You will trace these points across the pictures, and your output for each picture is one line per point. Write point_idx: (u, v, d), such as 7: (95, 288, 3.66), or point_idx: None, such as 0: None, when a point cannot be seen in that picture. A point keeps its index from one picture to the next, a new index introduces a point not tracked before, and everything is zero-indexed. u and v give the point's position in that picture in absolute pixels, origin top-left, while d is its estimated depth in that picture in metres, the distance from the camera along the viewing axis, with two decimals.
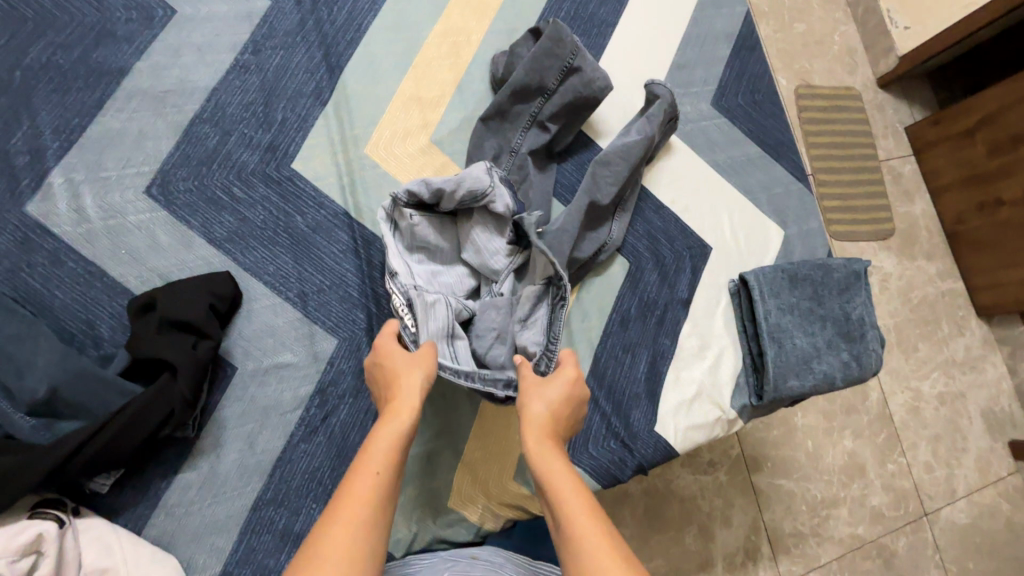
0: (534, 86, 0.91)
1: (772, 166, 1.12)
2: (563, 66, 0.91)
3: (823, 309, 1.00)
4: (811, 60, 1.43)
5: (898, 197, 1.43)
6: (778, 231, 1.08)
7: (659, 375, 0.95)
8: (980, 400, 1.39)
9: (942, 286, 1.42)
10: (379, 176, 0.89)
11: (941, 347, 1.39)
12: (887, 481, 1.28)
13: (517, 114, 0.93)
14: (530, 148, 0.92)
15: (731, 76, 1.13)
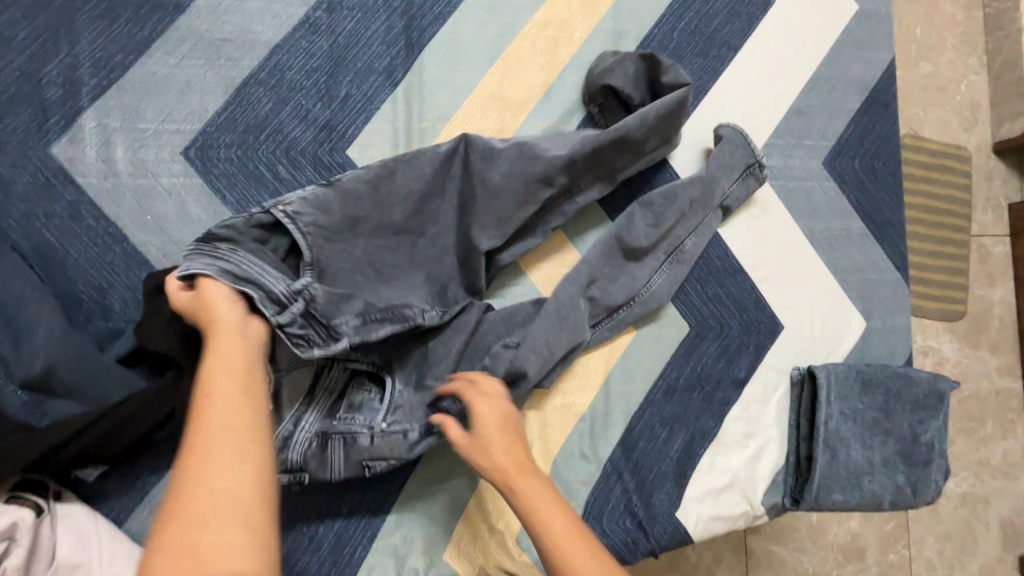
0: (635, 141, 0.80)
1: (872, 246, 0.98)
2: (668, 134, 0.83)
3: (890, 422, 0.89)
4: (928, 112, 1.25)
5: (980, 283, 1.28)
6: (859, 323, 0.96)
7: (694, 457, 0.87)
8: (1005, 508, 1.28)
9: (1002, 383, 1.29)
10: None
11: (980, 450, 1.28)
12: (884, 571, 1.21)
13: (599, 163, 0.80)
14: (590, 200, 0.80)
15: (853, 134, 0.98)
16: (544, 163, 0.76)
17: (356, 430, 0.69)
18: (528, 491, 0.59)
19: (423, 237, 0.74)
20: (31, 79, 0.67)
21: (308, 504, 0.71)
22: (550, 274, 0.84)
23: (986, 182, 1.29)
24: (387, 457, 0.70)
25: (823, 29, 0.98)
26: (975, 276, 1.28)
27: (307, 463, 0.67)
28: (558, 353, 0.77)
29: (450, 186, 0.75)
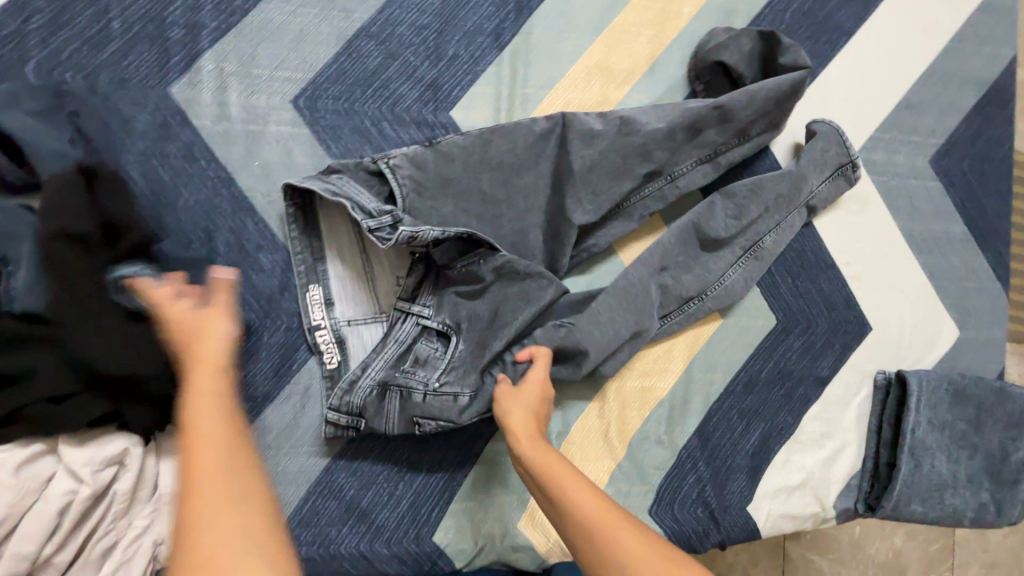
0: (740, 122, 0.77)
1: (974, 253, 0.93)
2: (777, 118, 0.79)
3: (978, 437, 0.86)
4: None
5: None
6: (952, 332, 0.92)
7: (768, 453, 0.85)
8: None
9: None
10: None
11: None
12: None
13: (701, 142, 0.76)
14: (694, 184, 0.78)
15: (965, 133, 0.93)
16: (650, 139, 0.74)
17: (412, 385, 0.68)
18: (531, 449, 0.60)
19: (522, 207, 0.73)
20: (157, 18, 0.68)
21: (392, 460, 0.72)
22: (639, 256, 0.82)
23: None
24: (437, 418, 0.67)
25: (943, 20, 0.93)
26: None
27: (362, 408, 0.67)
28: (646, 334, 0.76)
29: (551, 156, 0.74)
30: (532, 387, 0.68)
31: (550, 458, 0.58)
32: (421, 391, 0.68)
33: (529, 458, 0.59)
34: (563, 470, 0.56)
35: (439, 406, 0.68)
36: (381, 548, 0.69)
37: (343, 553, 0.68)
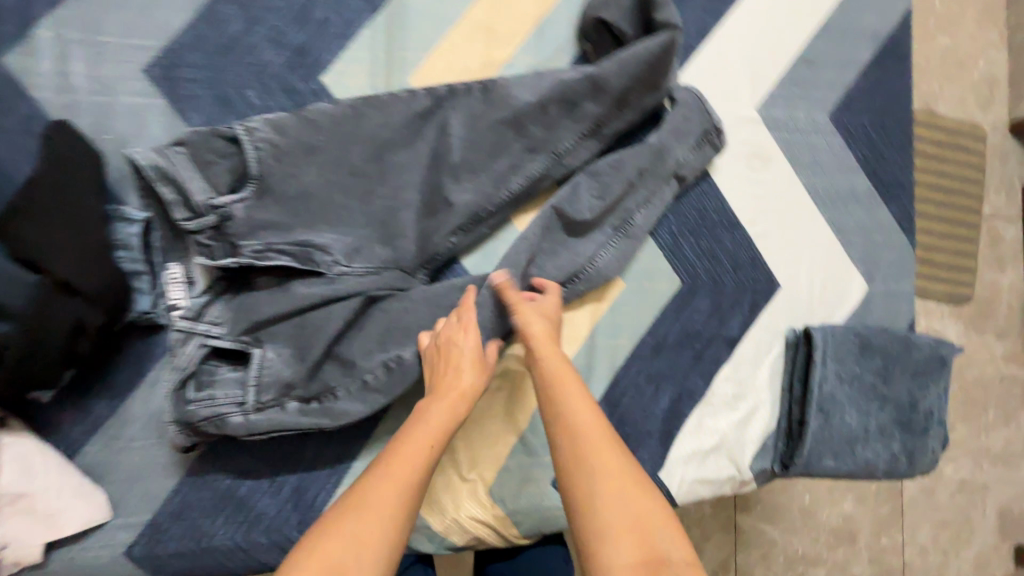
0: (615, 91, 0.73)
1: (879, 206, 0.93)
2: (655, 81, 0.75)
3: (887, 388, 0.86)
4: (944, 89, 1.34)
5: (991, 268, 1.39)
6: (861, 286, 0.92)
7: (680, 418, 0.84)
8: (998, 497, 1.39)
9: (1005, 368, 1.41)
10: (418, 110, 0.73)
11: (978, 439, 1.38)
12: (876, 554, 1.29)
13: (582, 114, 0.74)
14: (581, 160, 0.77)
15: (863, 87, 0.93)
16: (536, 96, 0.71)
17: (278, 392, 0.66)
18: (560, 402, 0.61)
19: (395, 183, 0.73)
20: None
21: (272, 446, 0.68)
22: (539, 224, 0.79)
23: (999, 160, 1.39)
24: (316, 417, 0.67)
25: None
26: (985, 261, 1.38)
27: (223, 413, 0.64)
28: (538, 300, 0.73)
29: (429, 140, 0.74)
30: (552, 311, 0.71)
31: (572, 393, 0.61)
32: (289, 391, 0.67)
33: (559, 387, 0.62)
34: (587, 418, 0.59)
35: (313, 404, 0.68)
36: (259, 538, 0.65)
37: (219, 546, 0.65)
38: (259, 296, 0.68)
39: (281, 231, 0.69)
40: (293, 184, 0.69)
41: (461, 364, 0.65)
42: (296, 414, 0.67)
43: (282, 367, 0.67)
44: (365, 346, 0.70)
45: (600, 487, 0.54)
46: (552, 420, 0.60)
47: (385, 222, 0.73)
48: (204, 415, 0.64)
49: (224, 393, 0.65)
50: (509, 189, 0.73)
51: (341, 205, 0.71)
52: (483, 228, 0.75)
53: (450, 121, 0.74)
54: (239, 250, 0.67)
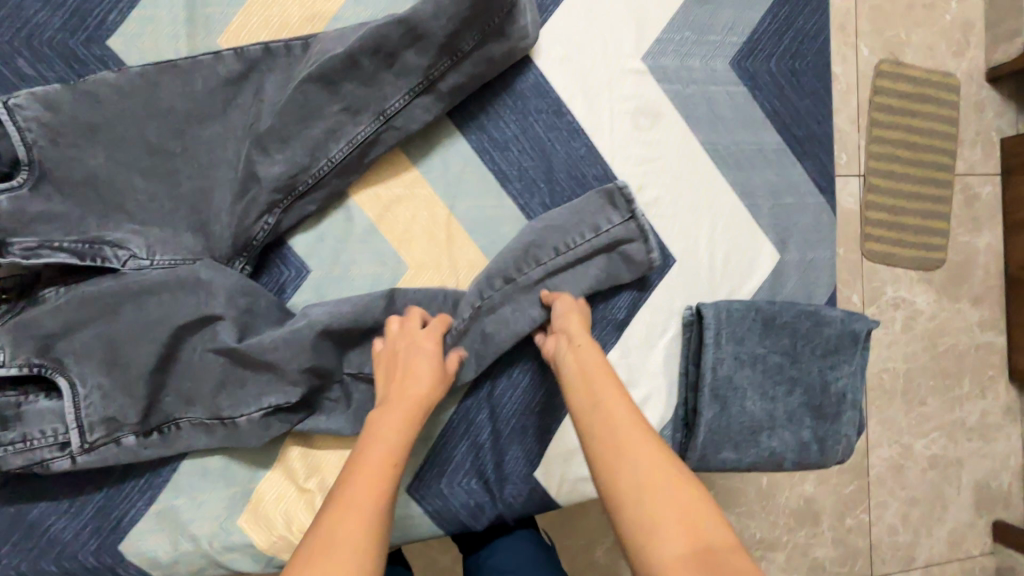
0: (441, 39, 0.61)
1: (791, 164, 0.82)
2: (487, 25, 0.63)
3: (795, 369, 0.76)
4: (912, 34, 1.17)
5: (963, 229, 1.20)
6: (772, 255, 0.81)
7: (560, 410, 0.75)
8: (976, 473, 1.24)
9: (983, 337, 1.23)
10: (221, 72, 0.64)
11: (953, 412, 1.22)
12: (840, 535, 1.18)
13: (405, 68, 0.62)
14: (414, 123, 0.65)
15: (770, 27, 0.81)
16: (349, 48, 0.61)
17: (95, 426, 0.60)
18: (585, 405, 0.59)
19: (202, 159, 0.64)
20: None
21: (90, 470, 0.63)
22: (382, 199, 0.70)
23: (973, 109, 1.20)
24: (152, 446, 0.62)
25: None
26: (957, 220, 1.20)
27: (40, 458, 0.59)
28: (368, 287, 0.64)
29: (242, 106, 0.65)
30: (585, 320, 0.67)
31: (607, 406, 0.57)
32: (107, 423, 0.60)
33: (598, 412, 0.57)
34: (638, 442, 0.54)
35: (144, 434, 0.62)
36: (47, 566, 0.61)
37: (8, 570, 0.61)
38: (46, 307, 0.59)
39: (66, 227, 0.60)
40: (73, 166, 0.60)
41: (417, 370, 0.61)
42: (129, 447, 0.61)
43: (98, 401, 0.60)
44: (187, 368, 0.62)
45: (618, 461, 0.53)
46: (586, 421, 0.58)
47: (194, 206, 0.64)
48: (27, 463, 0.59)
49: (36, 431, 0.60)
50: (330, 158, 0.64)
51: (136, 189, 0.62)
52: (307, 206, 0.66)
53: (262, 88, 0.65)
54: (7, 248, 0.59)
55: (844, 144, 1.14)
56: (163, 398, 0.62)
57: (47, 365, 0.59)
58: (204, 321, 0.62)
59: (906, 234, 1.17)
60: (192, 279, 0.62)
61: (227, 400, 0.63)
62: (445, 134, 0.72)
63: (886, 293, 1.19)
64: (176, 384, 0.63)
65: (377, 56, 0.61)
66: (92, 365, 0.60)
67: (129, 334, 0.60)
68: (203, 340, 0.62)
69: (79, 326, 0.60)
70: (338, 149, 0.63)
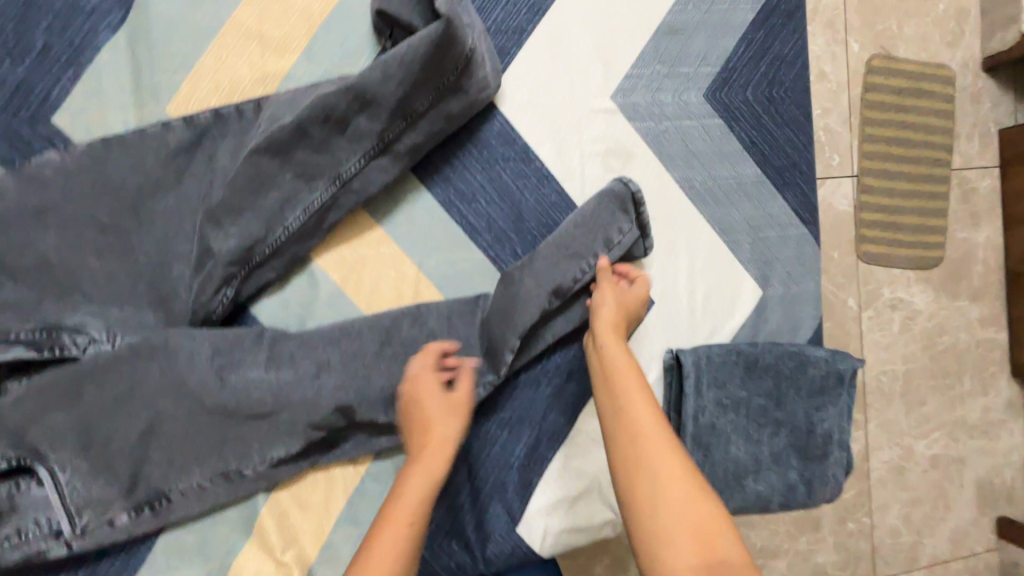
0: (392, 102, 0.59)
1: (771, 197, 0.80)
2: (441, 83, 0.61)
3: (779, 411, 0.75)
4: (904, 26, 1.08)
5: (962, 225, 1.10)
6: (754, 292, 0.79)
7: (540, 463, 0.74)
8: (980, 470, 1.11)
9: (983, 334, 1.11)
10: (171, 143, 0.62)
11: (953, 411, 1.11)
12: (842, 538, 1.06)
13: (357, 133, 0.60)
14: (373, 186, 0.63)
15: (745, 55, 0.78)
16: (298, 116, 0.58)
17: (86, 509, 0.58)
18: (611, 403, 0.61)
19: (158, 233, 0.61)
20: None
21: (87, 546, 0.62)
22: (347, 261, 0.68)
23: (971, 100, 1.09)
24: (149, 519, 0.61)
25: None
26: (954, 216, 1.10)
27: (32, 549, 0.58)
28: (337, 362, 0.64)
29: (195, 176, 0.62)
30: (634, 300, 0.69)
31: (630, 399, 0.59)
32: (99, 504, 0.58)
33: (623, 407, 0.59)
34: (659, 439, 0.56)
35: (138, 509, 0.60)
36: None
37: None
38: (25, 395, 0.57)
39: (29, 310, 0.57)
40: (25, 250, 0.58)
41: (428, 417, 0.61)
42: (127, 523, 0.60)
43: (85, 485, 0.57)
44: (169, 445, 0.60)
45: (638, 459, 0.55)
46: (611, 429, 0.59)
47: (155, 282, 0.61)
48: (18, 556, 0.57)
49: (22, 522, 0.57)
50: (287, 227, 0.61)
51: (90, 270, 0.60)
52: (267, 274, 0.64)
53: (217, 157, 0.63)
54: None
55: (833, 145, 1.05)
56: (142, 482, 0.60)
57: (24, 459, 0.56)
58: (174, 403, 0.59)
59: (903, 234, 1.06)
60: (152, 360, 0.59)
61: (222, 462, 0.62)
62: (408, 189, 0.69)
63: (883, 294, 1.08)
64: (165, 458, 0.60)
65: (327, 123, 0.59)
66: (72, 450, 0.57)
67: (105, 415, 0.58)
68: (184, 413, 0.60)
69: (51, 415, 0.56)
70: (295, 217, 0.61)
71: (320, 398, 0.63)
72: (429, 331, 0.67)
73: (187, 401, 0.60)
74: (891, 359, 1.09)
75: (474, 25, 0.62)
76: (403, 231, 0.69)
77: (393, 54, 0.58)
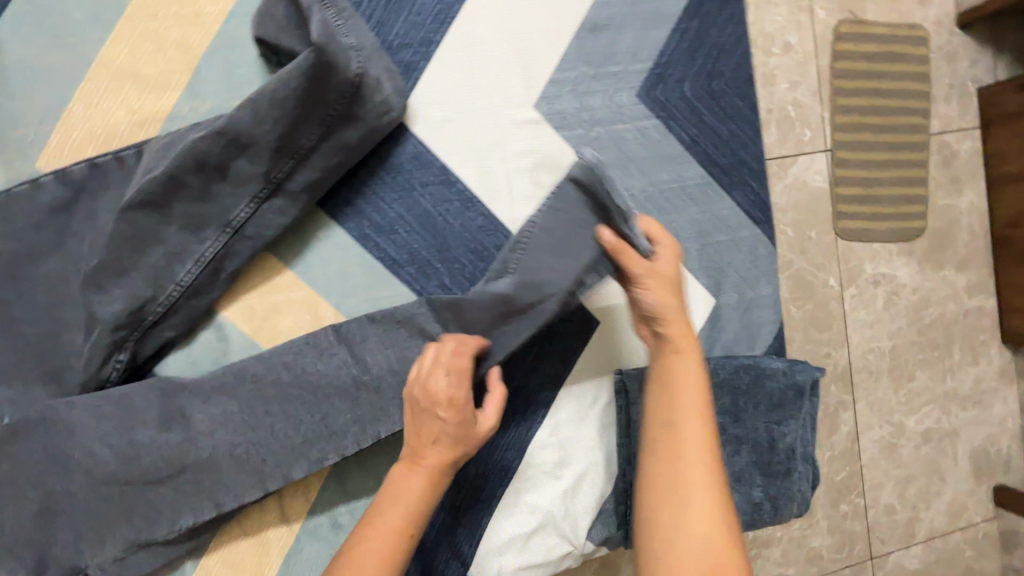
0: (275, 139, 0.54)
1: (717, 198, 0.74)
2: (329, 114, 0.55)
3: (737, 428, 0.70)
4: None
5: (944, 191, 1.02)
6: (706, 301, 0.74)
7: (488, 501, 0.70)
8: (974, 440, 1.06)
9: (970, 303, 1.04)
10: (41, 203, 0.56)
11: (946, 383, 1.04)
12: (836, 522, 0.99)
13: (241, 177, 0.55)
14: (270, 231, 0.58)
15: (679, 47, 0.72)
16: (172, 164, 0.53)
17: None
18: (659, 412, 0.60)
19: (42, 301, 0.56)
20: None
21: None
22: (258, 310, 0.63)
23: (947, 62, 1.01)
24: None
25: None
26: (937, 182, 1.01)
27: None
28: (247, 419, 0.59)
29: (74, 235, 0.57)
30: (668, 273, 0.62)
31: (677, 413, 0.59)
32: None
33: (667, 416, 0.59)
34: (699, 458, 0.56)
35: None
36: None
37: None
38: None
39: None
40: None
41: (439, 438, 0.55)
42: None
43: None
44: (76, 523, 0.56)
45: (672, 473, 0.56)
46: (652, 437, 0.60)
47: (42, 355, 0.57)
48: None
49: None
50: (178, 282, 0.56)
51: None
52: (166, 331, 0.59)
53: (96, 214, 0.57)
54: None
55: (805, 118, 0.95)
56: (51, 565, 0.56)
57: None
58: (75, 479, 0.55)
59: (882, 206, 0.97)
60: (49, 435, 0.55)
61: (135, 532, 0.57)
62: (318, 226, 0.64)
63: (865, 270, 0.99)
64: (72, 538, 0.56)
65: (204, 170, 0.54)
66: None
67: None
68: (84, 489, 0.56)
69: None
70: (186, 271, 0.56)
71: (227, 461, 0.58)
72: (347, 368, 0.61)
73: (87, 476, 0.56)
74: (879, 337, 1.00)
75: (362, 47, 0.57)
76: (317, 272, 0.64)
77: (268, 88, 0.53)
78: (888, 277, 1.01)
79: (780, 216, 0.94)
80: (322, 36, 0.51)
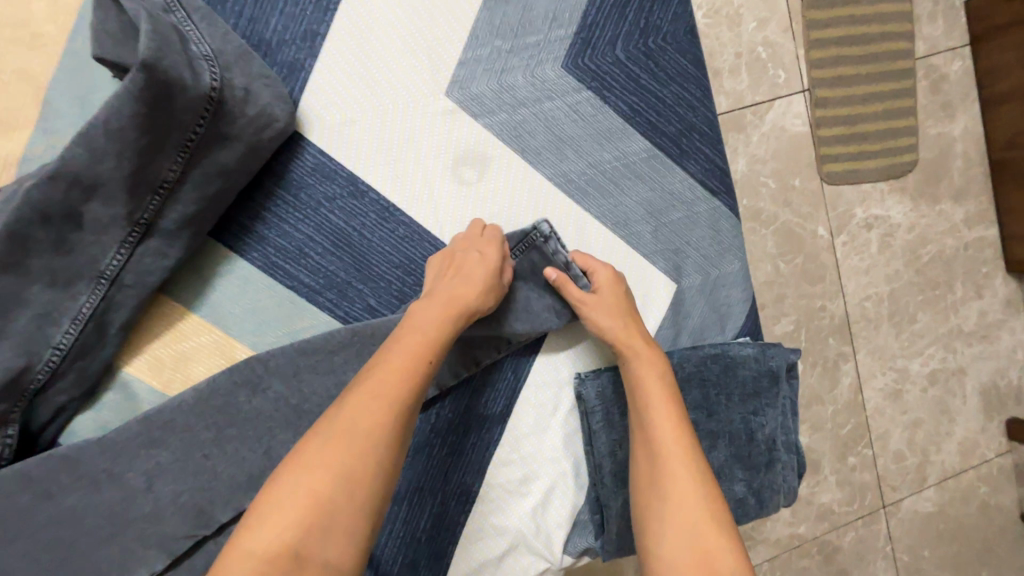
0: (130, 174, 0.48)
1: (668, 171, 0.66)
2: (186, 140, 0.48)
3: (712, 422, 0.64)
4: None
5: (934, 117, 0.92)
6: (667, 287, 0.67)
7: (451, 528, 0.65)
8: (982, 374, 0.99)
9: (970, 235, 0.96)
10: None
11: (949, 321, 0.97)
12: (844, 474, 0.93)
13: (105, 221, 0.49)
14: (155, 274, 0.52)
15: (606, 6, 0.64)
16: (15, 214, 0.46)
17: None
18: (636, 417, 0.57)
19: None
20: None
21: None
22: (164, 360, 0.57)
23: None
24: None
25: None
26: (926, 109, 0.92)
27: None
28: (171, 461, 0.54)
29: None
30: (610, 290, 0.62)
31: (651, 413, 0.56)
32: None
33: (641, 418, 0.57)
34: (677, 458, 0.53)
35: None
36: None
37: None
38: None
39: None
40: None
41: (467, 273, 0.57)
42: None
43: None
44: None
45: (652, 474, 0.53)
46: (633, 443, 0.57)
47: None
48: None
49: None
50: (56, 346, 0.50)
51: None
52: (58, 397, 0.53)
53: None
54: None
55: (777, 58, 0.84)
56: None
57: None
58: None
59: (869, 143, 0.88)
60: None
61: None
62: (217, 260, 0.57)
63: (855, 215, 0.91)
64: None
65: (50, 222, 0.47)
66: None
67: None
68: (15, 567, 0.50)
69: None
70: (64, 332, 0.50)
71: (160, 513, 0.54)
72: (273, 392, 0.57)
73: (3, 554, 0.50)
74: (875, 282, 0.93)
75: (220, 54, 0.50)
76: (225, 317, 0.58)
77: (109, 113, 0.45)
78: (884, 217, 0.92)
79: (759, 167, 0.85)
80: (150, 50, 0.43)
